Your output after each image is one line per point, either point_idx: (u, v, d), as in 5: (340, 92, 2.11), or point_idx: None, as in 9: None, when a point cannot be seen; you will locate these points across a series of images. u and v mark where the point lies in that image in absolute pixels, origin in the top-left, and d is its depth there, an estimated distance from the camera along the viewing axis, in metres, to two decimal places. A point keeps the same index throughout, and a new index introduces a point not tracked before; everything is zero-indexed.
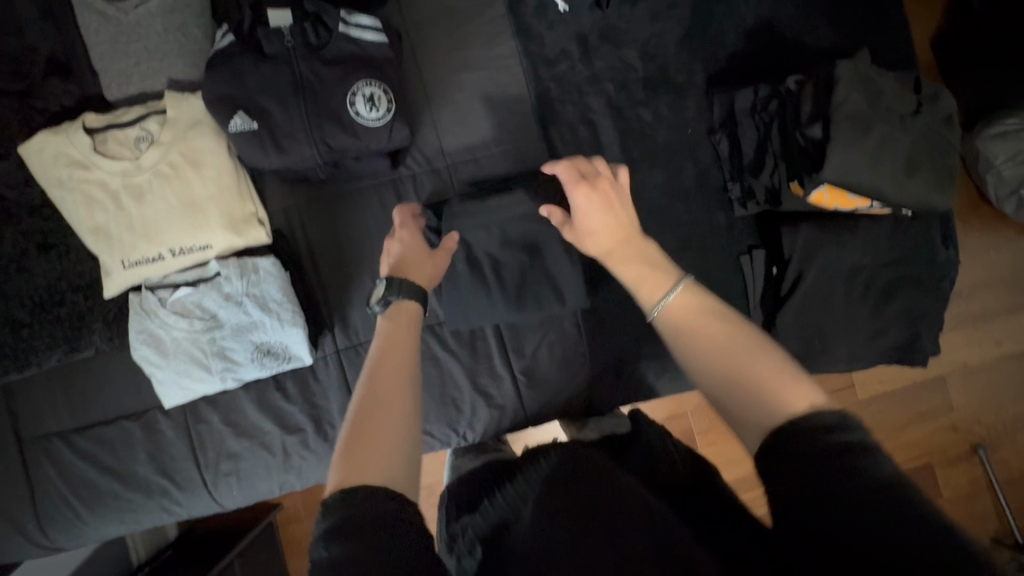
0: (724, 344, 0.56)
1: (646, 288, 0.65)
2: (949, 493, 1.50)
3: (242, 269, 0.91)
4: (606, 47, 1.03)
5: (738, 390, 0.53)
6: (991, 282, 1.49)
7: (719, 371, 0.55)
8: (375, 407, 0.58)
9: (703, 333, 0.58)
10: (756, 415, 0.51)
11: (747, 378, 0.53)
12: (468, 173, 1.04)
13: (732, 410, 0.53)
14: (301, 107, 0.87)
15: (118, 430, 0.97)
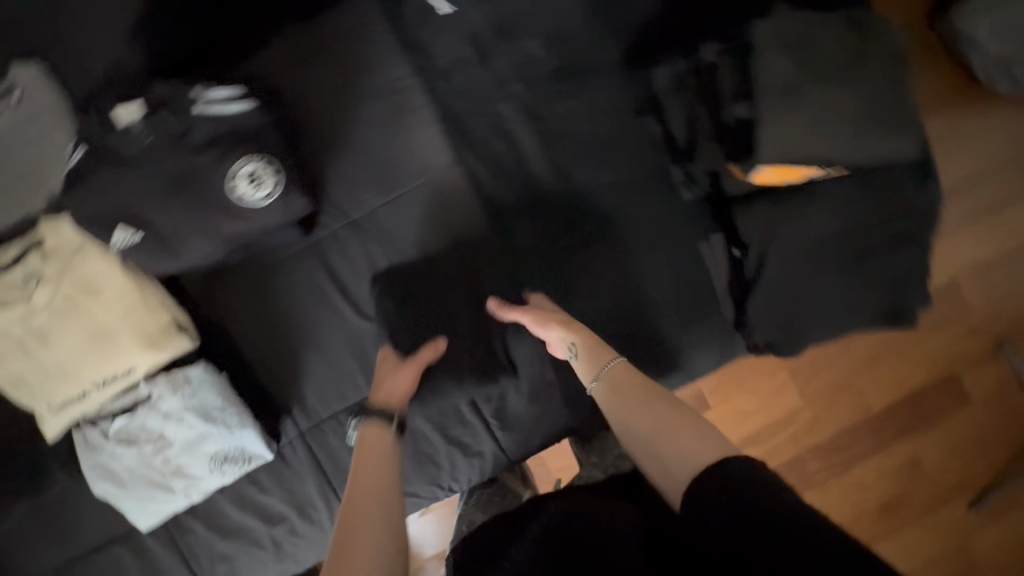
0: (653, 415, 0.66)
1: (588, 363, 0.77)
2: (979, 399, 1.41)
3: (174, 384, 0.86)
4: (503, 43, 0.92)
5: (673, 445, 0.62)
6: (984, 173, 1.39)
7: (657, 432, 0.65)
8: (353, 514, 0.64)
9: (644, 401, 0.69)
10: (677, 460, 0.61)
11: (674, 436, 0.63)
12: (389, 216, 0.96)
13: (669, 464, 0.61)
14: (182, 205, 0.79)
15: (105, 559, 0.96)
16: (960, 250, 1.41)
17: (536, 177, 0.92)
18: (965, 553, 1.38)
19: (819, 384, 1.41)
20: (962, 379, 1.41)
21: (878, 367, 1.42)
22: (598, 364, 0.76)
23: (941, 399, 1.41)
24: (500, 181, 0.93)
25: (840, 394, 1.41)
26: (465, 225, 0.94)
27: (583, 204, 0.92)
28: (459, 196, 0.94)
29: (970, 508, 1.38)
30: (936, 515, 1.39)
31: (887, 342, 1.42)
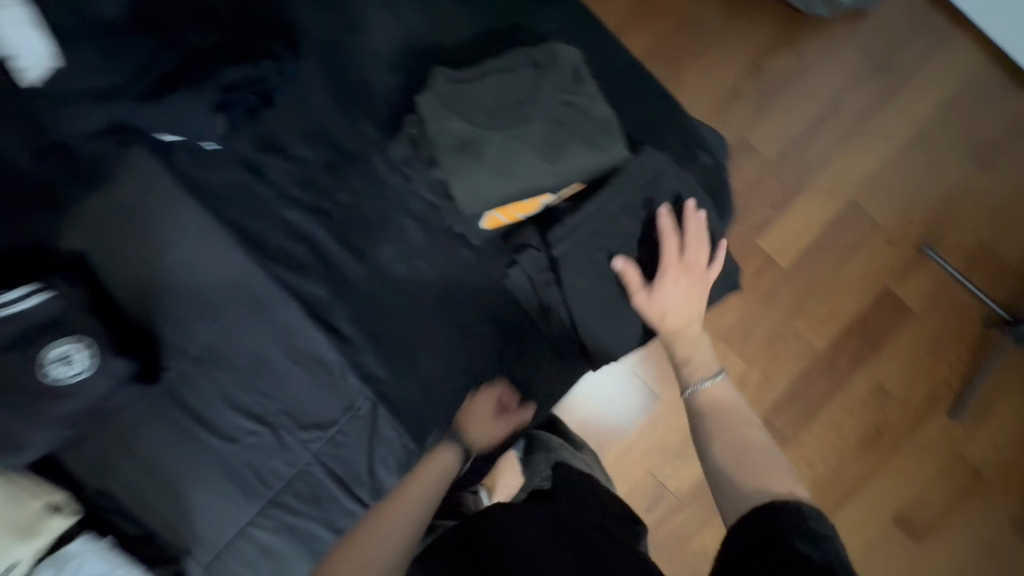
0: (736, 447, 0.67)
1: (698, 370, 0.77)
2: (919, 305, 1.42)
3: (58, 564, 0.90)
4: (274, 157, 0.98)
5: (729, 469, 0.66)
6: (828, 100, 1.47)
7: (734, 445, 0.68)
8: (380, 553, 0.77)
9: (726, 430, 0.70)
10: (724, 463, 0.67)
11: (730, 450, 0.67)
12: (226, 343, 1.00)
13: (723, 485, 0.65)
14: (7, 403, 0.85)
15: None
16: (839, 172, 1.45)
17: (340, 267, 0.97)
18: (961, 459, 1.37)
19: (753, 343, 1.40)
20: (895, 291, 1.42)
21: (805, 308, 1.41)
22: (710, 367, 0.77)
23: (878, 320, 1.41)
24: (311, 280, 0.97)
25: (774, 348, 1.40)
26: (292, 329, 0.98)
27: (392, 277, 0.96)
28: (278, 305, 0.98)
29: (949, 417, 1.38)
30: (917, 437, 1.38)
31: (802, 283, 1.42)
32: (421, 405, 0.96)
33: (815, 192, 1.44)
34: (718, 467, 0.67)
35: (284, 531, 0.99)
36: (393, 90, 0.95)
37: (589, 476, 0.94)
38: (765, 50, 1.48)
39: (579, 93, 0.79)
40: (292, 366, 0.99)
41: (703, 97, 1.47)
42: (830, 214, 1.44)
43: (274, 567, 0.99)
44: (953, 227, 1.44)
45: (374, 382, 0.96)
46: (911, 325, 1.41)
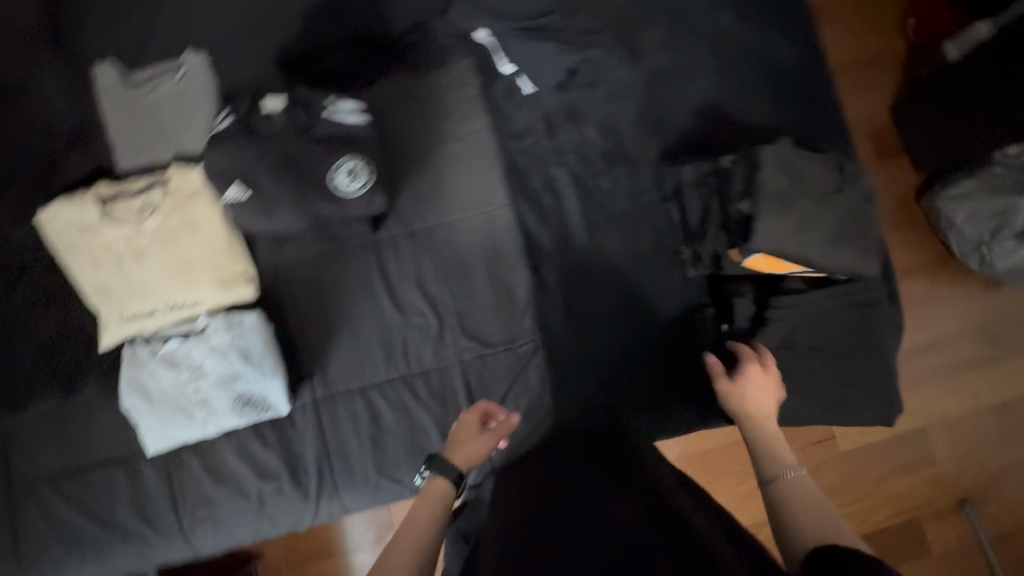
0: (823, 519, 0.63)
1: (771, 460, 0.73)
2: (939, 549, 1.48)
3: (229, 323, 0.98)
4: (569, 124, 1.15)
5: (810, 540, 0.61)
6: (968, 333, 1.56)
7: (805, 521, 0.63)
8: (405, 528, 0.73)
9: (817, 513, 0.64)
10: (793, 532, 0.63)
11: (800, 523, 0.63)
12: (444, 236, 1.13)
13: (792, 551, 0.61)
14: (290, 177, 0.96)
15: (105, 473, 1.02)
16: (933, 398, 1.54)
17: (572, 232, 1.11)
18: None
19: None
20: (924, 526, 1.49)
21: (845, 493, 1.50)
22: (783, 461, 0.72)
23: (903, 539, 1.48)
24: (542, 228, 1.12)
25: None
26: (504, 255, 1.12)
27: (608, 260, 1.10)
28: (504, 232, 1.12)
29: None
30: None
31: (852, 470, 1.51)
32: (570, 372, 1.07)
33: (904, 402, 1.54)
34: (789, 540, 0.62)
35: (397, 409, 1.06)
36: (687, 131, 1.13)
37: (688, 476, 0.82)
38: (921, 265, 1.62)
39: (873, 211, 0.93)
40: (485, 284, 1.11)
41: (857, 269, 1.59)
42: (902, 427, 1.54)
43: (372, 433, 1.05)
44: (1005, 500, 1.50)
45: (545, 332, 1.09)
46: (927, 561, 1.48)
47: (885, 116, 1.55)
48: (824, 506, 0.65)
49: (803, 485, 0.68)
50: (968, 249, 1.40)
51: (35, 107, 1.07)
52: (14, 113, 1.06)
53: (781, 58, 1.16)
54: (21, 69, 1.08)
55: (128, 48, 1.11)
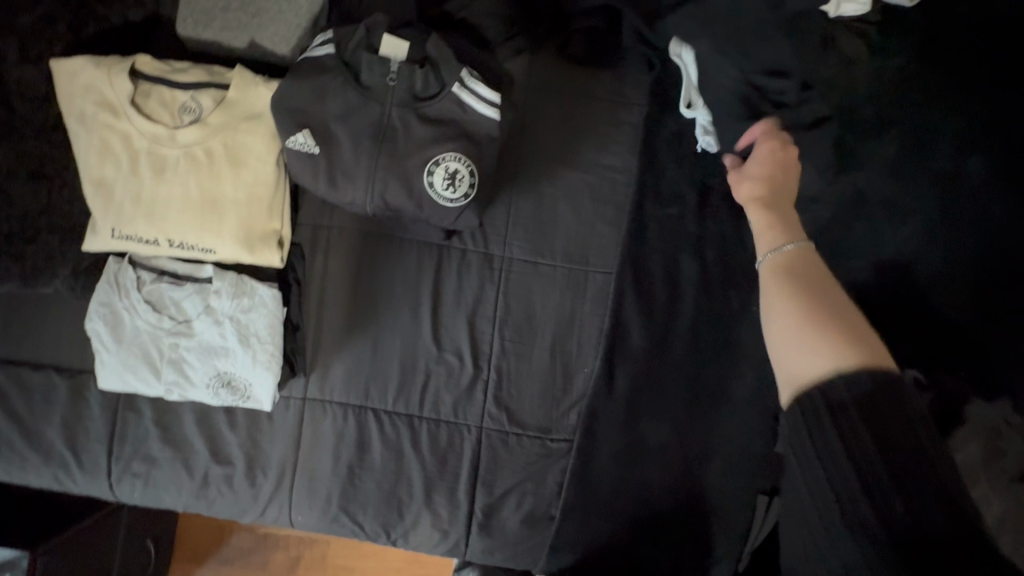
0: (825, 311, 0.53)
1: (767, 236, 0.65)
2: None
3: (237, 288, 0.79)
4: (725, 210, 0.90)
5: (806, 332, 0.52)
6: None
7: (792, 318, 0.54)
8: None
9: (814, 287, 0.57)
10: (784, 358, 0.54)
11: (793, 326, 0.53)
12: (521, 276, 0.91)
13: (788, 353, 0.53)
14: (374, 152, 0.73)
15: (46, 381, 0.87)
16: None
17: (670, 339, 0.89)
18: None
19: None
20: None
21: None
22: (778, 240, 0.63)
23: None
24: (639, 320, 0.89)
25: None
26: (583, 337, 0.90)
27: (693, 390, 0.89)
28: (590, 306, 0.90)
29: None
30: None
31: None
32: (595, 497, 0.88)
33: None
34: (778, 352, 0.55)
35: (389, 448, 0.90)
36: None
37: None
38: None
39: None
40: (543, 359, 0.90)
41: None
42: None
43: (351, 463, 0.90)
44: None
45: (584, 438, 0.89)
46: None
47: None
48: (833, 292, 0.56)
49: (796, 262, 0.60)
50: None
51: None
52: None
53: None
54: None
55: None
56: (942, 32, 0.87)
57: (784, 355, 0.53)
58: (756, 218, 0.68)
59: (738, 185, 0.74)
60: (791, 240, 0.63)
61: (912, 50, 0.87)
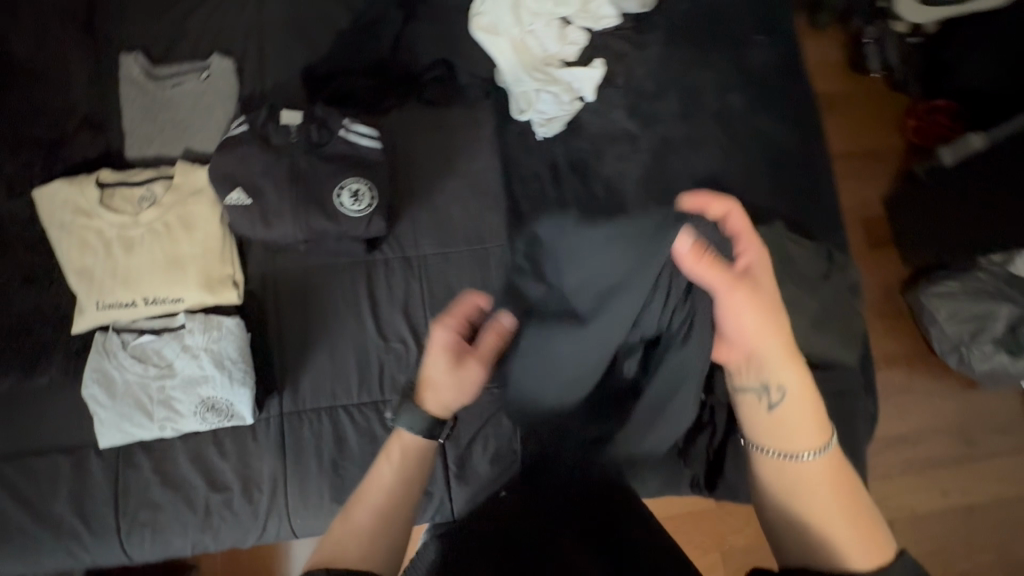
0: (838, 505, 0.60)
1: (804, 435, 0.61)
2: None
3: (206, 325, 0.96)
4: (576, 175, 1.17)
5: (839, 534, 0.58)
6: (940, 429, 1.57)
7: (833, 526, 0.59)
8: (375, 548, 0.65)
9: (826, 478, 0.61)
10: (796, 538, 0.60)
11: (834, 526, 0.59)
12: (437, 266, 1.12)
13: (808, 547, 0.60)
14: (293, 191, 0.98)
15: (49, 462, 0.98)
16: (905, 490, 1.52)
17: None
18: None
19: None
20: None
21: None
22: (815, 444, 0.61)
23: None
24: None
25: None
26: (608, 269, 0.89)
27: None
28: (637, 229, 0.82)
29: None
30: None
31: None
32: None
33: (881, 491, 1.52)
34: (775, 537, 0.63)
35: (364, 435, 1.04)
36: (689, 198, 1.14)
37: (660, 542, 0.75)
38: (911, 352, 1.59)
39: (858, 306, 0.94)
40: (600, 286, 0.88)
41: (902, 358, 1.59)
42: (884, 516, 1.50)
43: (334, 457, 1.03)
44: None
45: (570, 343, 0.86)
46: None
47: (879, 202, 1.67)
48: (839, 476, 0.61)
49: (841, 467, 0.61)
50: (946, 348, 1.49)
51: (47, 84, 1.06)
52: (22, 84, 1.04)
53: (788, 138, 1.17)
54: (48, 45, 1.08)
55: (159, 47, 1.15)
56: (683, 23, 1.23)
57: (795, 544, 0.61)
58: (778, 387, 0.62)
59: (742, 301, 0.61)
60: (815, 437, 0.61)
61: (666, 36, 1.22)
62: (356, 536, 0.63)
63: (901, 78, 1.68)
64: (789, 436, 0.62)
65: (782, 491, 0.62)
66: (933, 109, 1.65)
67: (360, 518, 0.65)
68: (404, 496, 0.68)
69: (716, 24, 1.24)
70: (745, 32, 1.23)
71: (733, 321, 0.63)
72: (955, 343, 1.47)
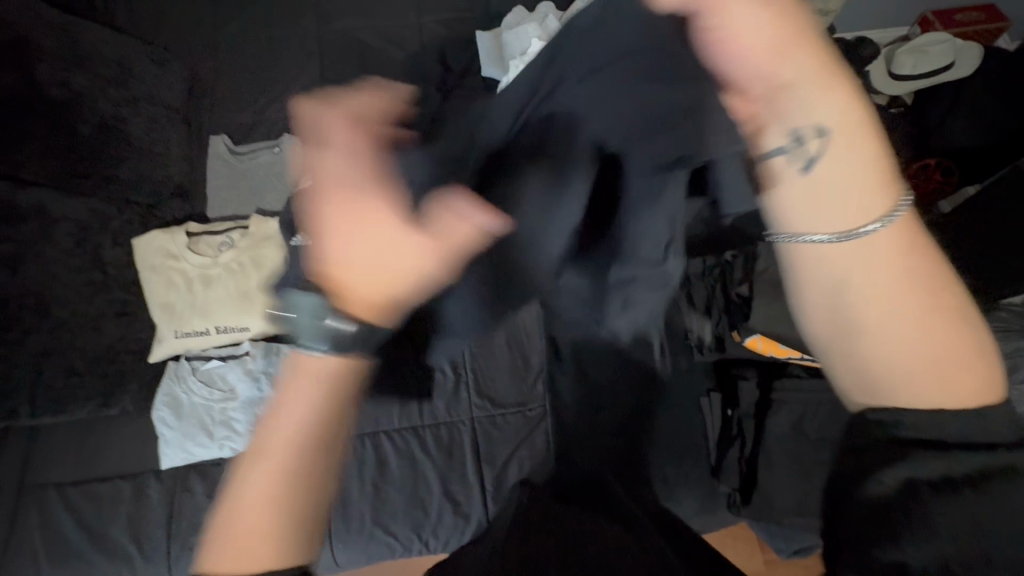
0: (891, 309, 0.49)
1: (810, 218, 0.51)
2: None
3: (268, 351, 1.08)
4: None
5: (880, 362, 0.50)
6: None
7: (874, 336, 0.50)
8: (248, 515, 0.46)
9: (877, 273, 0.50)
10: (846, 358, 0.52)
11: (883, 342, 0.49)
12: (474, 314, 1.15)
13: (851, 357, 0.52)
14: None
15: (110, 487, 1.04)
16: None
17: None
18: None
19: None
20: None
21: None
22: (834, 222, 0.50)
23: None
24: None
25: None
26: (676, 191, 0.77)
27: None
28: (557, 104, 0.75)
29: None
30: None
31: None
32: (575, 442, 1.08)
33: None
34: (836, 359, 0.53)
35: (404, 458, 1.08)
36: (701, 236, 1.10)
37: (706, 551, 0.73)
38: None
39: None
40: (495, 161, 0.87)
41: None
42: None
43: (374, 480, 1.07)
44: None
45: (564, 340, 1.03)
46: None
47: None
48: (889, 285, 0.49)
49: (873, 252, 0.50)
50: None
51: (143, 157, 1.25)
52: (124, 155, 1.23)
53: None
54: (150, 125, 1.29)
55: (240, 129, 1.38)
56: None
57: (846, 359, 0.52)
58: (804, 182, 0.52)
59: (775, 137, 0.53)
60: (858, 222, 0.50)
61: None
62: (272, 504, 0.46)
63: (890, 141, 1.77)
64: (800, 221, 0.52)
65: (849, 301, 0.50)
66: (924, 168, 1.71)
67: (265, 465, 0.47)
68: (322, 415, 0.48)
69: None
70: None
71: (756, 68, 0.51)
72: None
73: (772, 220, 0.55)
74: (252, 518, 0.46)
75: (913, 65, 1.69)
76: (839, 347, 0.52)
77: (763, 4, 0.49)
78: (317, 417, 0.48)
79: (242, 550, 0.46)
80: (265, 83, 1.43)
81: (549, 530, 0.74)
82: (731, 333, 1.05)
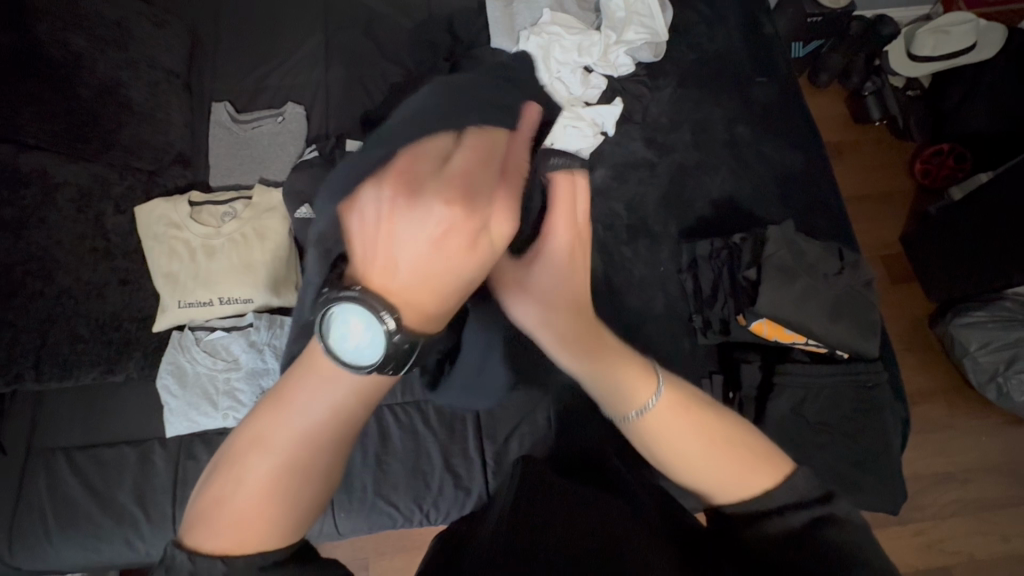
0: (690, 449, 0.64)
1: (628, 396, 0.64)
2: None
3: (271, 322, 1.08)
4: (600, 196, 1.24)
5: (695, 470, 0.64)
6: (987, 467, 1.51)
7: (681, 454, 0.64)
8: (250, 503, 0.50)
9: (676, 415, 0.64)
10: (690, 477, 0.65)
11: (700, 460, 0.64)
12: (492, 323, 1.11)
13: (694, 478, 0.65)
14: None
15: (117, 453, 1.05)
16: (959, 532, 1.44)
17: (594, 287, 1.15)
18: None
19: None
20: None
21: None
22: (643, 396, 0.64)
23: None
24: None
25: None
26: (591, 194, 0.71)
27: (626, 303, 1.13)
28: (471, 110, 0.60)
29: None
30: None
31: None
32: (576, 417, 1.09)
33: (941, 535, 1.44)
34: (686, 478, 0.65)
35: (406, 431, 1.09)
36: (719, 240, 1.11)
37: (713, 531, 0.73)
38: (952, 386, 1.57)
39: (871, 304, 1.02)
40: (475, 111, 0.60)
41: (935, 385, 1.57)
42: (944, 563, 1.41)
43: (377, 452, 1.08)
44: None
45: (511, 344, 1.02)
46: None
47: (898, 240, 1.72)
48: (687, 423, 0.64)
49: (669, 408, 0.64)
50: (983, 379, 1.47)
51: (144, 122, 1.22)
52: (124, 120, 1.20)
53: (796, 163, 1.27)
54: (150, 89, 1.26)
55: (242, 96, 1.35)
56: (698, 66, 1.37)
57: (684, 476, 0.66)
58: (615, 373, 0.63)
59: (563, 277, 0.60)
60: (652, 393, 0.64)
61: (680, 78, 1.36)
62: (275, 478, 0.50)
63: (903, 126, 1.76)
64: (619, 407, 0.65)
65: (660, 441, 0.65)
66: (938, 152, 1.71)
67: (273, 447, 0.51)
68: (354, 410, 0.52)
69: (723, 66, 1.37)
70: (750, 78, 1.36)
71: (554, 274, 0.59)
72: (993, 373, 1.45)
73: (619, 404, 0.65)
74: (252, 498, 0.50)
75: (933, 45, 1.64)
76: (677, 473, 0.66)
77: (557, 207, 0.58)
78: (346, 418, 0.52)
79: (251, 527, 0.49)
80: (269, 49, 1.39)
81: (564, 490, 0.75)
82: (737, 317, 1.06)
